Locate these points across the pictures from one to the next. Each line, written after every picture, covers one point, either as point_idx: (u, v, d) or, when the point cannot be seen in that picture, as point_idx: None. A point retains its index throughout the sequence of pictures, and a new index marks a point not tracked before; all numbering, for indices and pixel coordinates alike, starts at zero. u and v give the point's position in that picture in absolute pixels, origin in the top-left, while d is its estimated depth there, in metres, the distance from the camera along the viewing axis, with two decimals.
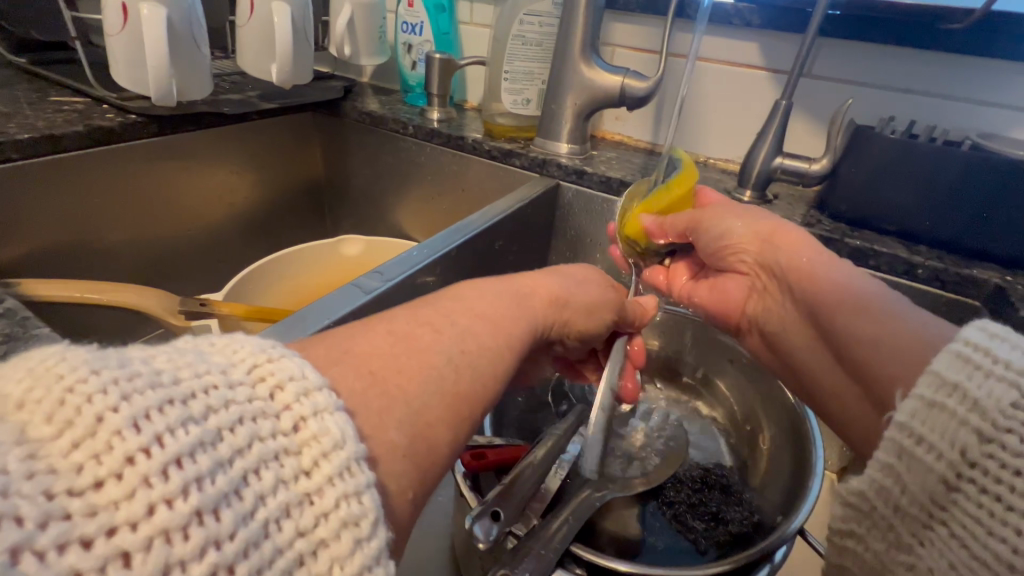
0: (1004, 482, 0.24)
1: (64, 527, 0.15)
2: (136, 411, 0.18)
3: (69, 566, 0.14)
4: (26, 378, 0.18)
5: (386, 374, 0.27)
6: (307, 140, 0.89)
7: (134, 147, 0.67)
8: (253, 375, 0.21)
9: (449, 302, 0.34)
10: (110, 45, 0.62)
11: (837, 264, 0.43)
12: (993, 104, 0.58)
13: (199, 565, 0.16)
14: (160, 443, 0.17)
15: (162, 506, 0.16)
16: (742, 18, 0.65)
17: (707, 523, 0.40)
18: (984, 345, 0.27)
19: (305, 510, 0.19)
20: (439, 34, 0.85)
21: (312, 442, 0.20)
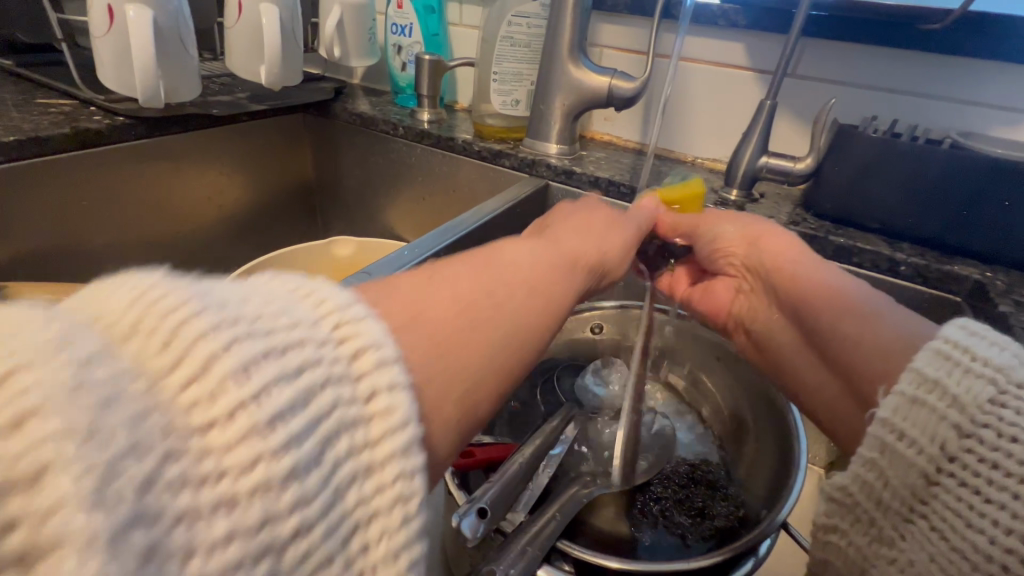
0: (982, 475, 0.26)
1: (179, 468, 0.16)
2: (241, 360, 0.18)
3: (183, 507, 0.16)
4: (136, 305, 0.19)
5: (449, 344, 0.28)
6: (298, 141, 0.89)
7: (117, 150, 0.66)
8: (338, 333, 0.21)
9: (507, 269, 0.35)
10: (97, 47, 0.62)
11: (823, 269, 0.46)
12: (972, 103, 0.59)
13: (289, 520, 0.17)
14: (263, 396, 0.18)
15: (262, 460, 0.17)
16: (727, 19, 0.66)
17: (694, 518, 0.41)
18: (965, 344, 0.29)
19: (368, 481, 0.19)
20: (429, 35, 0.85)
21: (383, 416, 0.20)
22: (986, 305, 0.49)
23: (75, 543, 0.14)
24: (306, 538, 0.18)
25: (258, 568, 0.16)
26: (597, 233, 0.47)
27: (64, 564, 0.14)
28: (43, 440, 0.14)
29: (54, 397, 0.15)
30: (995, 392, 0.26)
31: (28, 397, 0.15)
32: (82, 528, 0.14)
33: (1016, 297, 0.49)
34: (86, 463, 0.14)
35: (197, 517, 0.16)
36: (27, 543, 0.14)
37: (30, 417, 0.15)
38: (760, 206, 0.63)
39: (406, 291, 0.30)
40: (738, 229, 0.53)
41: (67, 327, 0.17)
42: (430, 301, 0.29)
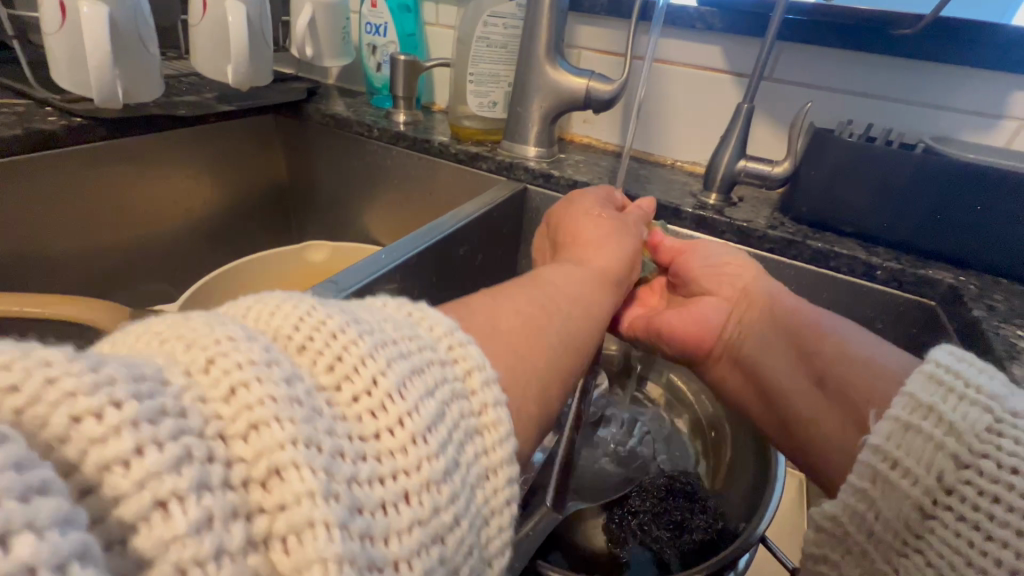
0: (982, 510, 0.26)
1: (371, 468, 0.20)
2: (398, 379, 0.22)
3: (379, 497, 0.19)
4: (305, 328, 0.23)
5: (526, 354, 0.31)
6: (269, 144, 0.86)
7: (83, 151, 0.63)
8: (452, 355, 0.25)
9: (546, 284, 0.39)
10: (49, 45, 0.59)
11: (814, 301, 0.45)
12: (944, 107, 0.59)
13: (446, 513, 0.21)
14: (417, 411, 0.22)
15: (424, 463, 0.21)
16: (703, 22, 0.66)
17: (671, 531, 0.40)
18: (955, 368, 0.30)
19: (485, 484, 0.23)
20: (405, 36, 0.83)
21: (493, 427, 0.24)
22: (959, 308, 0.49)
23: (319, 525, 0.17)
24: (457, 529, 0.21)
25: (432, 551, 0.20)
26: (621, 244, 0.49)
27: (315, 543, 0.17)
28: (279, 443, 0.18)
29: (281, 409, 0.19)
30: (991, 421, 0.27)
31: (260, 411, 0.18)
32: (322, 516, 0.17)
33: (989, 301, 0.49)
34: (314, 460, 0.18)
35: (387, 506, 0.19)
36: (269, 529, 0.17)
37: (265, 424, 0.18)
38: (739, 210, 0.63)
39: (480, 315, 0.32)
40: (721, 253, 0.51)
41: (263, 347, 0.21)
42: (501, 319, 0.32)
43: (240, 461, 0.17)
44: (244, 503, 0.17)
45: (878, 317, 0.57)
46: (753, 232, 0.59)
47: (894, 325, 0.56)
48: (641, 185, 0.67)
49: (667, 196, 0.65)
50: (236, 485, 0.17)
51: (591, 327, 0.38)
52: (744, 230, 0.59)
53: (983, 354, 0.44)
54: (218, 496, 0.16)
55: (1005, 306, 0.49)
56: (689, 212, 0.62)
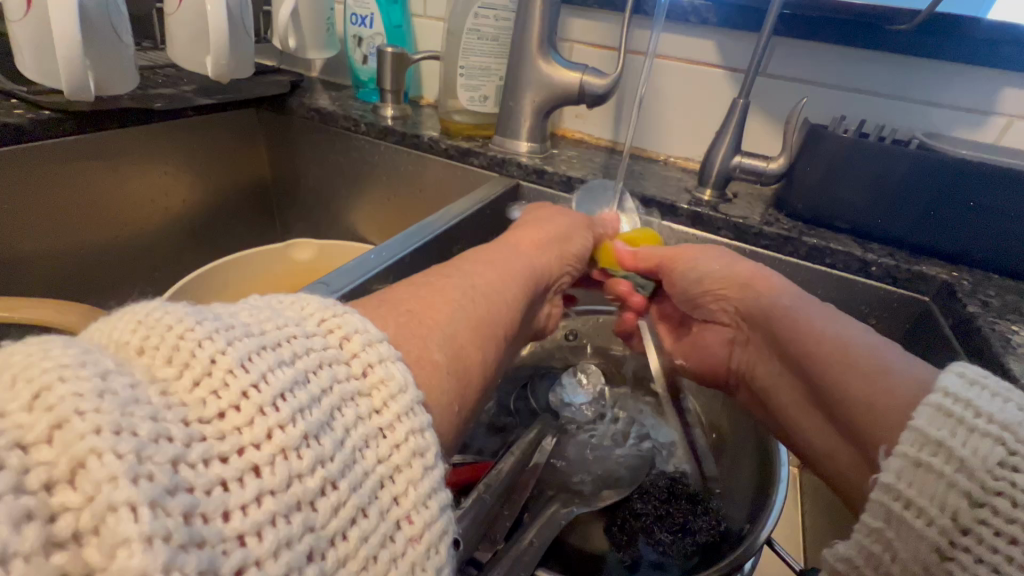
0: (1000, 552, 0.24)
1: (206, 446, 0.18)
2: (240, 354, 0.21)
3: (217, 475, 0.18)
4: (142, 330, 0.21)
5: (422, 314, 0.32)
6: (251, 139, 0.84)
7: (46, 148, 0.59)
8: (324, 327, 0.24)
9: (473, 269, 0.39)
10: (15, 32, 0.56)
11: (817, 312, 0.41)
12: (936, 103, 0.59)
13: (312, 478, 0.20)
14: (265, 380, 0.21)
15: (277, 430, 0.20)
16: (698, 15, 0.65)
17: (674, 535, 0.39)
18: (965, 398, 0.27)
19: (381, 442, 0.22)
20: (392, 27, 0.81)
21: (381, 385, 0.23)
22: (954, 305, 0.49)
23: (123, 507, 0.16)
24: (332, 492, 0.20)
25: (292, 520, 0.19)
26: (547, 222, 0.50)
27: (117, 526, 0.15)
28: (79, 434, 0.16)
29: (86, 401, 0.17)
30: (1004, 454, 0.25)
31: (61, 407, 0.17)
32: (128, 497, 0.16)
33: (982, 296, 0.50)
34: (121, 444, 0.17)
35: (229, 483, 0.18)
36: (76, 526, 0.15)
37: (66, 420, 0.16)
38: (734, 206, 0.62)
39: (380, 297, 0.32)
40: (721, 264, 0.48)
41: (82, 350, 0.19)
42: (395, 294, 0.33)
43: (39, 464, 0.16)
44: (43, 507, 0.15)
45: (872, 313, 0.57)
46: (748, 229, 0.59)
47: (888, 320, 0.57)
48: (636, 182, 0.67)
49: (663, 192, 0.64)
50: (34, 489, 0.15)
51: (508, 291, 0.39)
52: (740, 227, 0.59)
53: (980, 350, 0.44)
54: (5, 503, 0.14)
55: (998, 302, 0.49)
56: (685, 209, 0.61)
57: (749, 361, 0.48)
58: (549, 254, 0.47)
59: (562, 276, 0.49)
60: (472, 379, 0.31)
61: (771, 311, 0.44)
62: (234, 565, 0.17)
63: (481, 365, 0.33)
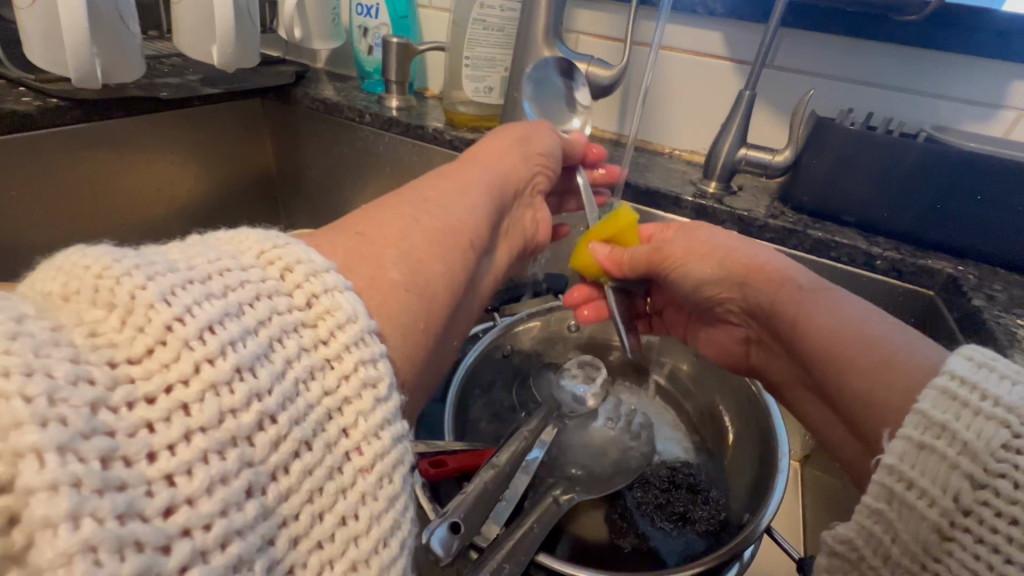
0: (1001, 531, 0.24)
1: (131, 388, 0.18)
2: (162, 289, 0.20)
3: (141, 418, 0.18)
4: (63, 278, 0.21)
5: (374, 235, 0.32)
6: (257, 131, 0.84)
7: (55, 134, 0.60)
8: (263, 260, 0.24)
9: (428, 187, 0.38)
10: (21, 19, 0.56)
11: (825, 305, 0.39)
12: (946, 96, 0.59)
13: (247, 413, 0.20)
14: (191, 313, 0.20)
15: (205, 364, 0.20)
16: (705, 7, 0.65)
17: (674, 523, 0.41)
18: (970, 380, 0.27)
19: (329, 373, 0.22)
20: (397, 18, 0.80)
21: (326, 315, 0.24)
22: (959, 298, 0.49)
23: (29, 454, 0.15)
24: (271, 427, 0.20)
25: (229, 456, 0.19)
26: (510, 146, 0.48)
27: (25, 474, 0.15)
28: None
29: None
30: (1008, 437, 0.25)
31: None
32: (33, 443, 0.15)
33: (988, 290, 0.49)
34: (31, 387, 0.16)
35: (155, 425, 0.18)
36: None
37: None
38: (739, 199, 0.62)
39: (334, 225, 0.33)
40: (716, 268, 0.47)
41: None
42: (348, 221, 0.33)
43: None
44: None
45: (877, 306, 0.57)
46: (753, 222, 0.58)
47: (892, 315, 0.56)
48: (640, 174, 0.66)
49: (668, 185, 0.64)
50: None
51: (472, 206, 0.39)
52: (745, 219, 0.59)
53: (984, 342, 0.44)
54: None
55: (1003, 296, 0.49)
56: (688, 201, 0.61)
57: (762, 358, 0.46)
58: (512, 168, 0.47)
59: (535, 178, 0.49)
60: (436, 293, 0.32)
61: (776, 308, 0.42)
62: (161, 505, 0.17)
63: (446, 277, 0.33)
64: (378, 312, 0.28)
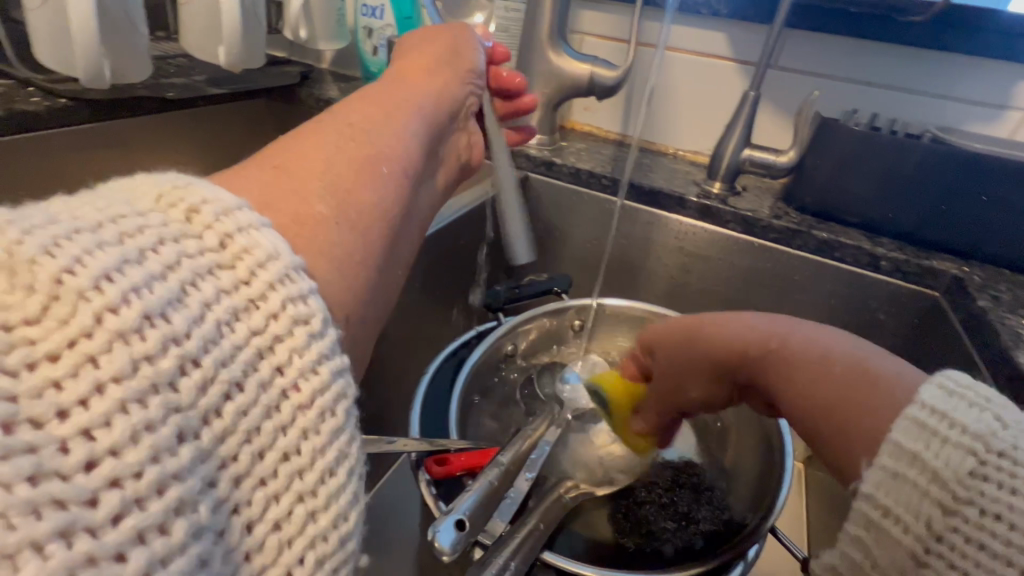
0: (971, 558, 0.22)
1: (28, 351, 0.16)
2: (43, 241, 0.17)
3: (43, 378, 0.15)
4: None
5: (292, 169, 0.28)
6: (262, 130, 0.84)
7: (59, 135, 0.60)
8: (163, 203, 0.21)
9: (348, 116, 0.33)
10: (31, 23, 0.57)
11: (836, 359, 0.31)
12: (952, 96, 0.59)
13: (165, 358, 0.17)
14: (81, 262, 0.17)
15: (107, 314, 0.17)
16: (710, 8, 0.65)
17: (677, 523, 0.40)
18: (939, 408, 0.25)
19: (253, 314, 0.20)
20: (402, 18, 0.78)
21: (244, 254, 0.21)
22: (963, 299, 0.49)
23: None
24: (195, 371, 0.18)
25: (151, 405, 0.17)
26: (437, 77, 0.43)
27: None
28: None
29: None
30: (975, 463, 0.23)
31: None
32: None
33: (992, 292, 0.49)
34: None
35: (61, 383, 0.16)
36: None
37: None
38: (743, 200, 0.62)
39: (250, 167, 0.28)
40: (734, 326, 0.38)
41: None
42: (266, 157, 0.29)
43: None
44: None
45: (882, 307, 0.56)
46: (757, 222, 0.59)
47: (896, 316, 0.56)
48: (644, 175, 0.66)
49: (671, 185, 0.64)
50: None
51: (399, 138, 0.34)
52: (748, 220, 0.59)
53: (989, 343, 0.44)
54: None
55: (1009, 297, 0.49)
56: (693, 202, 0.61)
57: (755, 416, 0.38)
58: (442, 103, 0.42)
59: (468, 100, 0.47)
60: (370, 228, 0.29)
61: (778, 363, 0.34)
62: (79, 463, 0.15)
63: (378, 207, 0.30)
64: (306, 248, 0.25)
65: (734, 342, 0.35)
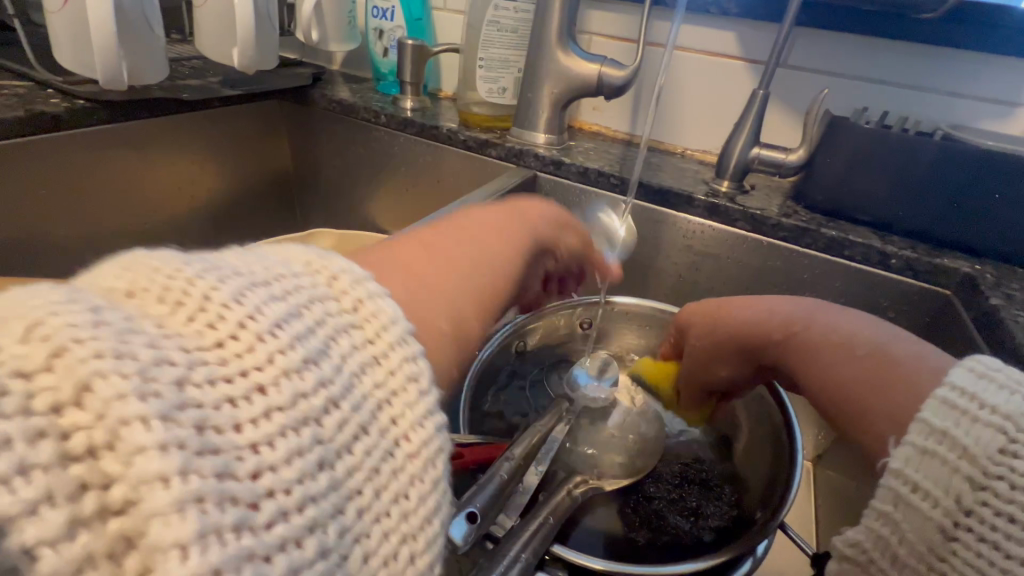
0: (999, 529, 0.24)
1: (208, 369, 0.19)
2: (233, 290, 0.21)
3: (222, 394, 0.18)
4: (129, 275, 0.21)
5: (421, 275, 0.31)
6: (275, 130, 0.85)
7: (86, 134, 0.62)
8: (309, 269, 0.24)
9: (456, 232, 0.36)
10: (52, 25, 0.58)
11: (860, 338, 0.36)
12: (963, 95, 0.58)
13: (316, 397, 0.20)
14: (259, 312, 0.21)
15: (277, 355, 0.20)
16: (718, 7, 0.65)
17: (686, 517, 0.41)
18: (970, 389, 0.28)
19: (376, 370, 0.22)
20: (412, 19, 0.82)
21: (371, 318, 0.24)
22: (976, 298, 0.49)
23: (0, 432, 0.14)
24: (336, 411, 0.20)
25: (301, 433, 0.19)
26: (520, 210, 0.43)
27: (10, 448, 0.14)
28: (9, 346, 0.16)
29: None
30: (1005, 441, 0.25)
31: None
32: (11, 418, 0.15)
33: (1007, 290, 0.49)
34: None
35: (235, 401, 0.19)
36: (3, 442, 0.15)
37: None
38: (751, 198, 0.62)
39: (385, 258, 0.31)
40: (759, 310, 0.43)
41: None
42: (391, 252, 0.32)
43: None
44: None
45: (892, 306, 0.56)
46: (766, 220, 0.59)
47: (908, 315, 0.56)
48: (653, 174, 0.67)
49: (680, 184, 0.64)
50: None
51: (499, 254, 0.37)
52: (757, 218, 0.59)
53: (1001, 341, 0.43)
54: None
55: None
56: (701, 200, 0.61)
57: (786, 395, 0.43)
58: (529, 232, 0.41)
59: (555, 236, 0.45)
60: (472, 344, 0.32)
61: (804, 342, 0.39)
62: (249, 469, 0.18)
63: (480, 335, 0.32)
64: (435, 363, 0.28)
65: (770, 333, 0.41)
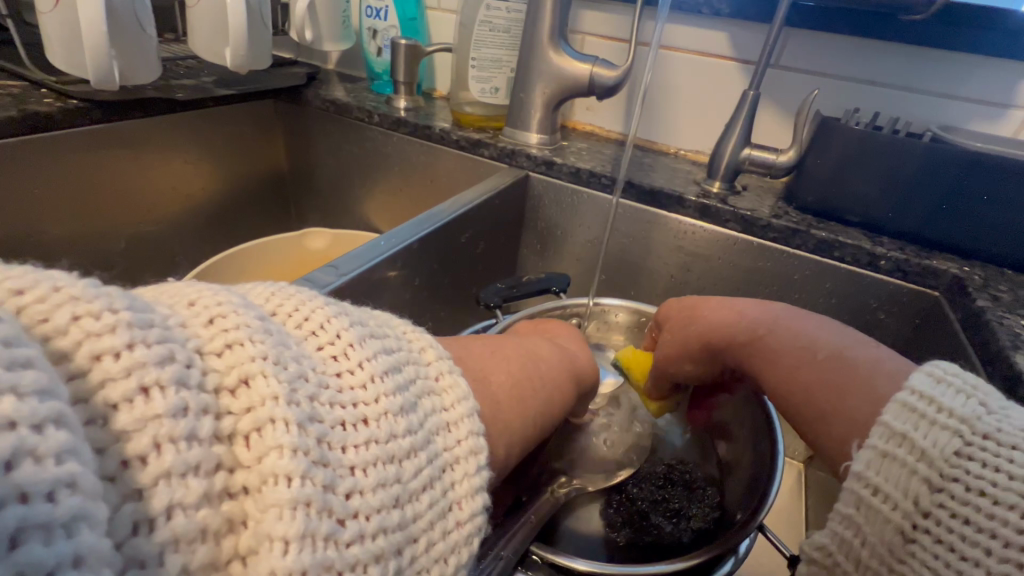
0: (955, 531, 0.25)
1: (332, 394, 0.22)
2: (358, 334, 0.24)
3: (340, 416, 0.21)
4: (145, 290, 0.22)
5: (505, 397, 0.31)
6: (269, 129, 0.85)
7: (69, 137, 0.61)
8: (408, 336, 0.27)
9: (528, 356, 0.35)
10: (44, 25, 0.58)
11: (824, 344, 0.38)
12: (955, 96, 0.58)
13: (405, 440, 0.23)
14: (372, 359, 0.24)
15: (383, 396, 0.23)
16: (709, 7, 0.65)
17: (671, 518, 0.40)
18: (928, 393, 0.29)
19: (448, 434, 0.24)
20: (406, 20, 0.82)
21: (451, 389, 0.26)
22: (964, 298, 0.49)
23: None
24: (416, 458, 0.23)
25: (388, 467, 0.22)
26: (561, 348, 0.40)
27: None
28: None
29: None
30: (961, 444, 0.26)
31: None
32: None
33: (992, 291, 0.49)
34: None
35: (347, 425, 0.21)
36: None
37: None
38: (742, 199, 0.62)
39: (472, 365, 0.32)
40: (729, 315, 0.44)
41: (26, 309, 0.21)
42: (485, 364, 0.32)
43: None
44: None
45: (882, 307, 0.56)
46: (756, 221, 0.58)
47: (897, 315, 0.56)
48: (644, 174, 0.67)
49: (671, 184, 0.64)
50: None
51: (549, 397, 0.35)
52: (748, 219, 0.59)
53: (986, 343, 0.43)
54: None
55: (1009, 297, 0.48)
56: (692, 201, 0.61)
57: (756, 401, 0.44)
58: (568, 376, 0.37)
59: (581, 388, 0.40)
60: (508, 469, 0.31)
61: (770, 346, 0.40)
62: (346, 488, 0.20)
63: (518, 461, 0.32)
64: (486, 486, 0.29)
65: (734, 337, 0.42)
